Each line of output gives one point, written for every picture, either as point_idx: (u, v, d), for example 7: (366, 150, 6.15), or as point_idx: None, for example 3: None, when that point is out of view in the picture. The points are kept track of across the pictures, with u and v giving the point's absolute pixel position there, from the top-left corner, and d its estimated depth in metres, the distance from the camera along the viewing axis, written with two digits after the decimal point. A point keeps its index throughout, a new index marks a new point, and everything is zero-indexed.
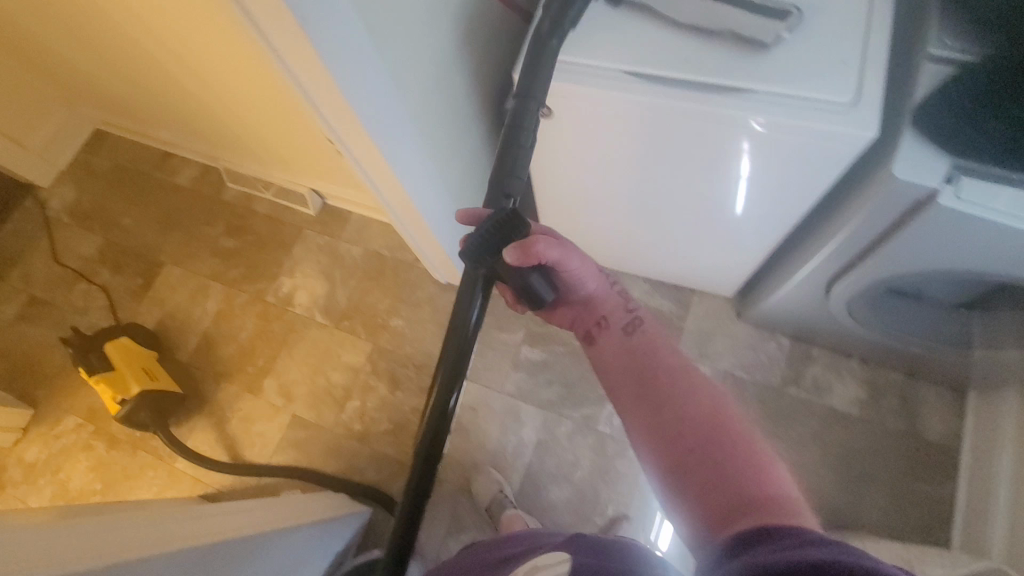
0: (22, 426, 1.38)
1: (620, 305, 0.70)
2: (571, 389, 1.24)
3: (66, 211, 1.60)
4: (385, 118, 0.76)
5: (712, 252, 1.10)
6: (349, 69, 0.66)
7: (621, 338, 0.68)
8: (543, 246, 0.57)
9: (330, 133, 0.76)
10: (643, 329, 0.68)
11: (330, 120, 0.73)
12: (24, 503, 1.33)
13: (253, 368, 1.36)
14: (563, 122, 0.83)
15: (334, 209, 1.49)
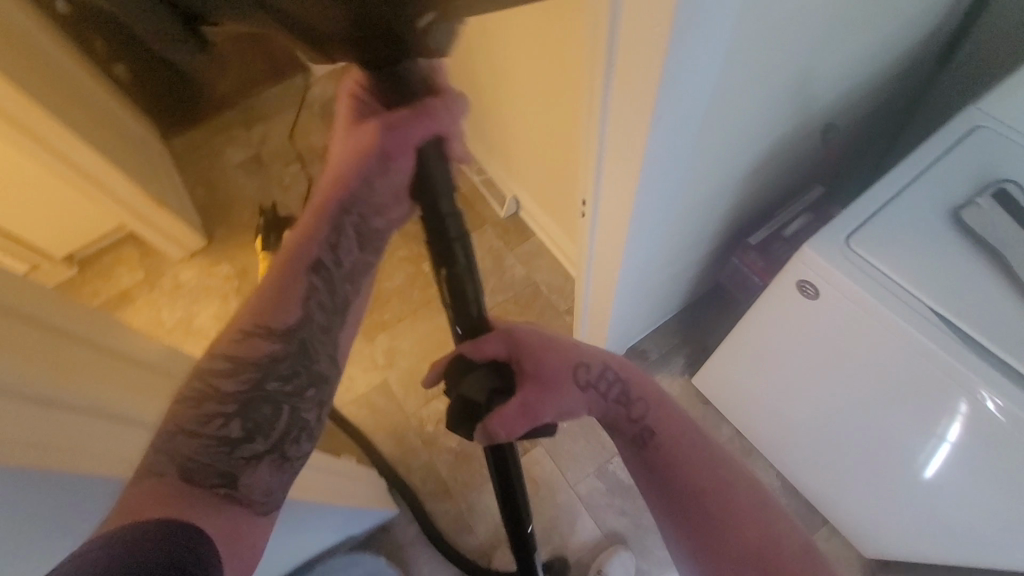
0: (192, 250, 1.57)
1: (617, 410, 0.63)
2: (639, 532, 1.13)
3: (319, 100, 1.78)
4: (651, 211, 0.73)
5: (876, 504, 0.94)
6: (658, 155, 0.62)
7: (638, 442, 0.63)
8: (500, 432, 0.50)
9: (593, 184, 0.74)
10: (653, 420, 0.63)
11: (607, 187, 0.72)
12: (159, 311, 1.51)
13: (378, 317, 1.42)
14: (820, 312, 0.76)
15: (523, 223, 1.50)
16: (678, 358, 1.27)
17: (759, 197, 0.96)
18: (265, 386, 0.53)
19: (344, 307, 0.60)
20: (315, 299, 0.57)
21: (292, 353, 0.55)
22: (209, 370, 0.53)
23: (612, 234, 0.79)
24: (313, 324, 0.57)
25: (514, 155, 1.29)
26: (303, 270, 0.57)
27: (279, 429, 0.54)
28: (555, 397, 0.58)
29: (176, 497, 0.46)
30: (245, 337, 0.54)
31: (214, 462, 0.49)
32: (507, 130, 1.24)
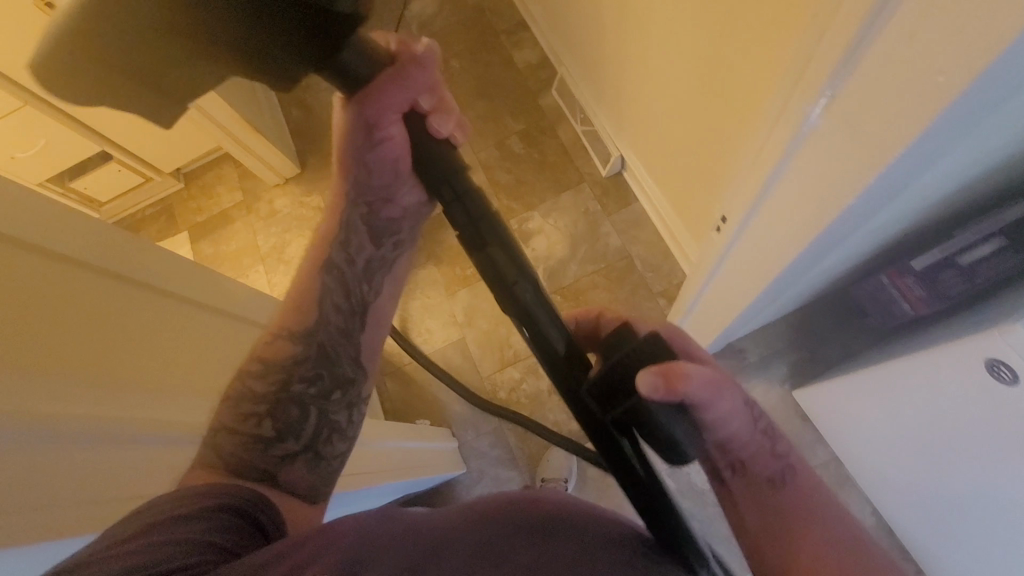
0: (285, 176, 1.57)
1: (762, 442, 0.49)
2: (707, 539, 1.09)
3: (416, 19, 1.64)
4: (816, 255, 0.59)
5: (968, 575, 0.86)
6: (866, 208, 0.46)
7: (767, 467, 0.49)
8: (690, 379, 0.40)
9: (757, 199, 0.59)
10: (776, 466, 0.49)
11: (766, 219, 0.59)
12: (254, 235, 1.55)
13: (460, 271, 1.37)
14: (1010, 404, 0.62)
15: (625, 186, 1.35)
16: (781, 364, 1.15)
17: (943, 215, 0.77)
18: (290, 387, 0.57)
19: (362, 309, 0.62)
20: (333, 302, 0.60)
21: (314, 357, 0.59)
22: (245, 373, 0.57)
23: (755, 261, 0.65)
24: (331, 327, 0.60)
25: (630, 113, 1.12)
26: (320, 267, 0.60)
27: (308, 431, 0.58)
28: (726, 391, 0.45)
29: (225, 478, 0.48)
30: (271, 340, 0.58)
31: (253, 458, 0.51)
32: (624, 85, 1.07)
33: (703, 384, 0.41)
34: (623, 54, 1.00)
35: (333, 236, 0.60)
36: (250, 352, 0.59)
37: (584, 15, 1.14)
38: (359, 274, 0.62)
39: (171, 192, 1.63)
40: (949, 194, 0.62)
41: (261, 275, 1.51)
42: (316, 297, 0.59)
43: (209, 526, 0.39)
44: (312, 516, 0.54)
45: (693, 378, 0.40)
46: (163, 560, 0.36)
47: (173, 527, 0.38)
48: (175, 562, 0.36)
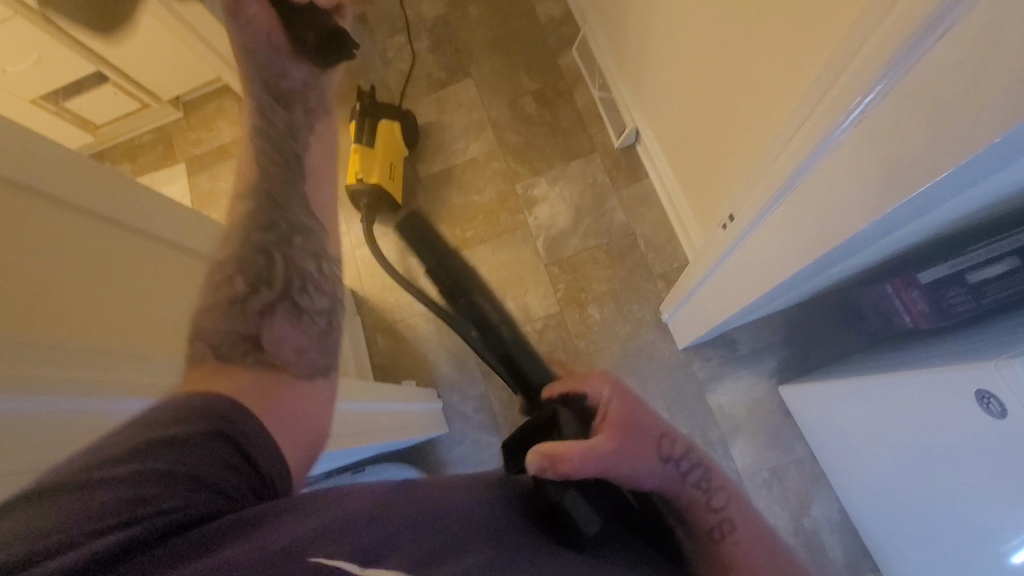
0: None
1: (695, 494, 0.49)
2: None
3: None
4: (829, 264, 0.58)
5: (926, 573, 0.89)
6: (881, 223, 0.44)
7: (709, 522, 0.49)
8: (575, 459, 0.38)
9: (772, 199, 0.57)
10: (713, 519, 0.49)
11: (780, 223, 0.57)
12: None
13: (460, 234, 1.35)
14: (1001, 433, 0.62)
15: (637, 161, 1.30)
16: (771, 359, 1.15)
17: (962, 234, 0.74)
18: (258, 254, 0.54)
19: (303, 166, 0.61)
20: (284, 177, 0.59)
21: (280, 228, 0.56)
22: (211, 267, 0.54)
23: (763, 262, 0.63)
24: (281, 184, 0.58)
25: (650, 85, 1.07)
26: (279, 163, 0.59)
27: (282, 279, 0.54)
28: (635, 453, 0.45)
29: (220, 366, 0.45)
30: (235, 217, 0.56)
31: (236, 331, 0.49)
32: (649, 54, 1.01)
33: (592, 458, 0.40)
34: (650, 21, 0.94)
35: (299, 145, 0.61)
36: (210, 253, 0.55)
37: None
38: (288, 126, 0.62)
39: (169, 120, 1.58)
40: (973, 214, 0.58)
41: None
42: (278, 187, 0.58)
43: (198, 459, 0.34)
44: (315, 386, 0.51)
45: (577, 453, 0.39)
46: (143, 502, 0.30)
47: (148, 464, 0.33)
48: (165, 505, 0.31)
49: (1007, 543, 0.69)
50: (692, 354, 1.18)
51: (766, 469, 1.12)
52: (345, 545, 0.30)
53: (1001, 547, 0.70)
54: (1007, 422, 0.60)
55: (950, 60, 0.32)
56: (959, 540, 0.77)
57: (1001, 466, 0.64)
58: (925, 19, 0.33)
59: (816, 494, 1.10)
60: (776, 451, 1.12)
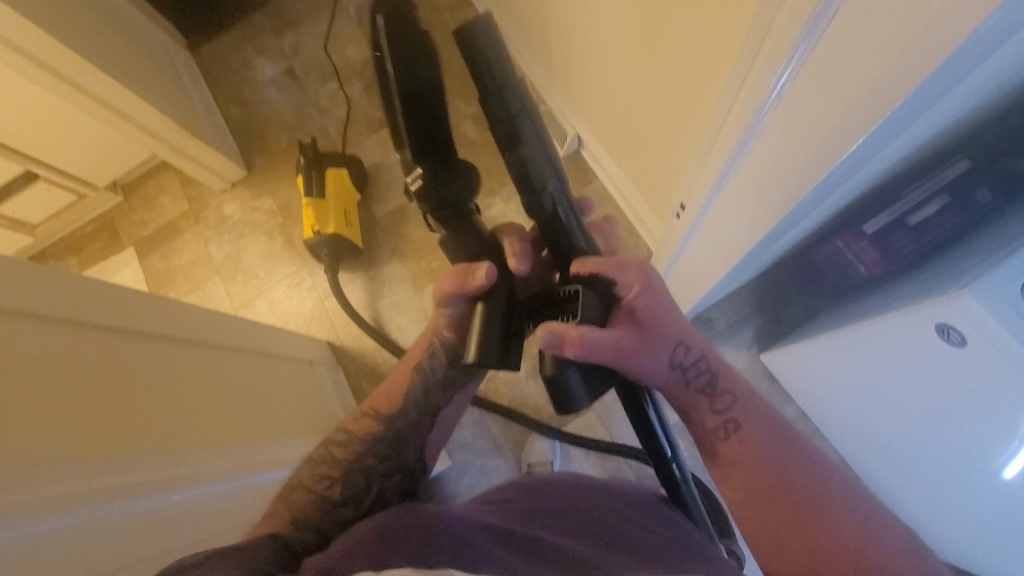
0: (232, 181, 1.50)
1: (700, 395, 0.60)
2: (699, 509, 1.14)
3: (354, 2, 1.57)
4: (780, 235, 0.61)
5: (929, 505, 0.93)
6: (817, 190, 0.47)
7: (714, 417, 0.60)
8: (583, 344, 0.48)
9: (716, 183, 0.60)
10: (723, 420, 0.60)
11: (727, 205, 0.60)
12: (206, 246, 1.49)
13: (427, 266, 1.37)
14: (963, 360, 0.66)
15: (584, 164, 1.34)
16: (748, 329, 1.19)
17: (894, 182, 0.79)
18: (364, 460, 0.64)
19: (435, 412, 0.69)
20: (414, 399, 0.67)
21: (388, 438, 0.66)
22: (331, 440, 0.67)
23: (720, 243, 0.66)
24: (409, 418, 0.67)
25: (580, 91, 1.11)
26: (407, 367, 0.68)
27: (367, 502, 0.62)
28: (646, 355, 0.54)
29: (284, 527, 0.55)
30: (362, 417, 0.68)
31: (311, 513, 0.59)
32: (574, 63, 1.05)
33: (605, 348, 0.49)
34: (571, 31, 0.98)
35: (424, 345, 0.66)
36: (343, 421, 0.69)
37: None
38: (440, 382, 0.67)
39: (110, 207, 1.54)
40: (898, 162, 0.62)
41: (217, 286, 1.45)
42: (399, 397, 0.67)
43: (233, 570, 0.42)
44: None
45: (588, 343, 0.48)
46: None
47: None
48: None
49: (996, 461, 0.71)
50: None
51: None
52: (404, 554, 0.41)
53: (991, 465, 0.72)
54: (967, 349, 0.64)
55: (852, 30, 0.35)
56: (950, 468, 0.81)
57: (966, 388, 0.68)
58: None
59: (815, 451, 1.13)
60: None
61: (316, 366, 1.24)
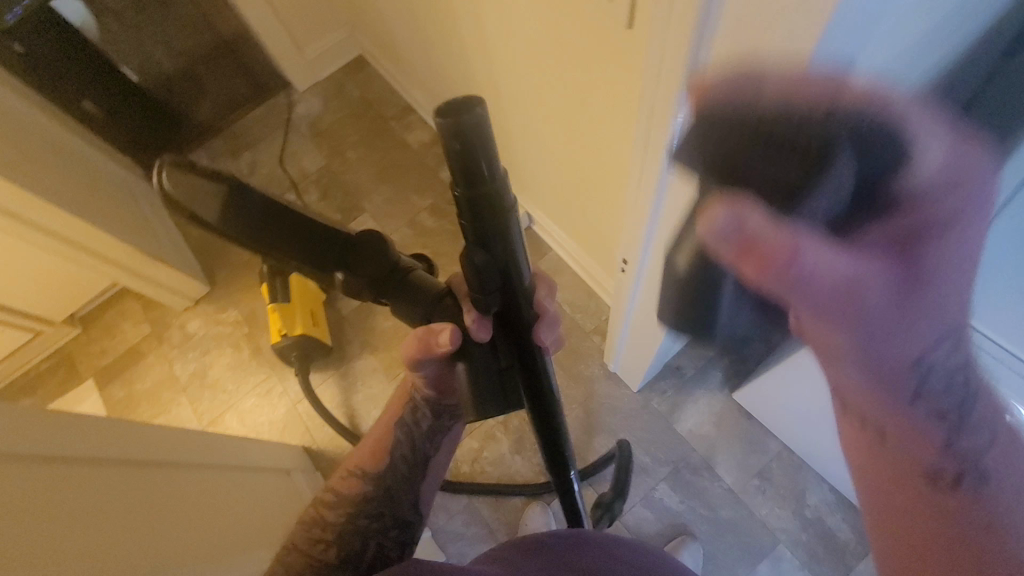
0: (195, 297, 1.51)
1: (950, 424, 0.40)
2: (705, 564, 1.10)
3: (306, 120, 1.70)
4: None
5: None
6: None
7: (954, 462, 0.40)
8: (781, 258, 0.29)
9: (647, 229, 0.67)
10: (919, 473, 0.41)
11: (662, 247, 0.67)
12: (170, 365, 1.46)
13: (398, 354, 1.38)
14: None
15: (537, 238, 1.42)
16: (716, 372, 1.22)
17: None
18: (356, 520, 0.64)
19: (424, 462, 0.69)
20: (401, 453, 0.67)
21: (378, 496, 0.65)
22: (320, 501, 0.66)
23: (665, 283, 0.72)
24: (398, 471, 0.67)
25: (521, 172, 1.22)
26: (394, 424, 0.67)
27: (367, 559, 0.62)
28: (900, 313, 0.34)
29: None
30: (347, 477, 0.67)
31: None
32: (512, 149, 1.16)
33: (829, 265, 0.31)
34: (506, 122, 1.09)
35: (404, 400, 0.67)
36: (330, 479, 0.68)
37: (462, 95, 1.24)
38: (425, 433, 0.67)
39: (68, 340, 1.51)
40: None
41: (183, 406, 1.41)
42: (387, 453, 0.66)
43: None
44: None
45: (798, 251, 0.29)
46: None
47: None
48: None
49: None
50: (647, 392, 1.23)
51: (754, 476, 1.15)
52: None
53: None
54: None
55: None
56: None
57: None
58: (694, 57, 0.45)
59: (805, 483, 1.13)
60: (754, 455, 1.16)
61: (292, 474, 1.20)
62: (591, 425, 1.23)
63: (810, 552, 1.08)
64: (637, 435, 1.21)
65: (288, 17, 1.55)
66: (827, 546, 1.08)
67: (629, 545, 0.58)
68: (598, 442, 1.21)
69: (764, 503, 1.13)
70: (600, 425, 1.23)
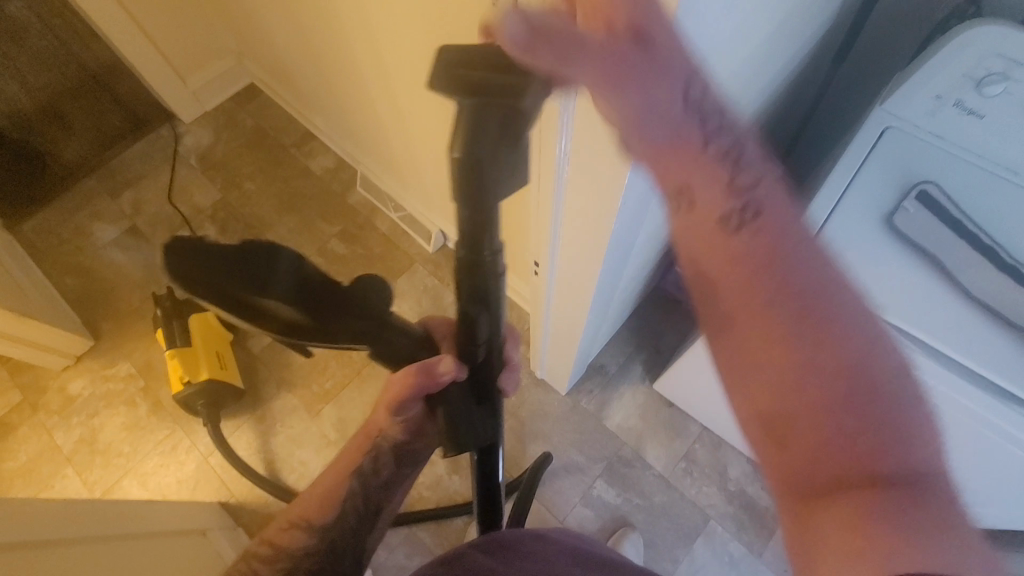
0: (76, 354, 1.35)
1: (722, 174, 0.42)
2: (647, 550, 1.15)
3: (195, 152, 1.60)
4: (615, 265, 0.75)
5: None
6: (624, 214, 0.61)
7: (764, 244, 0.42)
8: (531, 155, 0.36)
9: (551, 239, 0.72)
10: (907, 482, 0.36)
11: (567, 252, 0.72)
12: (49, 435, 1.29)
13: (319, 389, 1.31)
14: None
15: (454, 255, 1.43)
16: (636, 366, 1.28)
17: None
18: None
19: (377, 513, 0.64)
20: (354, 504, 0.62)
21: (323, 550, 0.60)
22: (260, 554, 0.61)
23: (576, 285, 0.77)
24: (347, 525, 0.62)
25: (430, 190, 1.23)
26: (348, 469, 0.62)
27: None
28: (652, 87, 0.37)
29: None
30: (293, 528, 0.61)
31: None
32: (421, 167, 1.17)
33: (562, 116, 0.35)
34: (414, 142, 1.10)
35: (364, 448, 0.61)
36: (272, 526, 0.63)
37: (364, 118, 1.24)
38: (383, 482, 0.63)
39: None
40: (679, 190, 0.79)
41: (70, 479, 1.24)
42: (340, 502, 0.61)
43: None
44: None
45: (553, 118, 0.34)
46: None
47: None
48: None
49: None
50: (575, 393, 1.27)
51: (681, 459, 1.21)
52: None
53: None
54: None
55: None
56: None
57: None
58: None
59: (725, 458, 1.21)
60: (677, 439, 1.22)
61: (209, 533, 1.10)
62: (527, 432, 1.24)
63: (737, 524, 1.16)
64: (571, 436, 1.24)
65: (168, 46, 1.46)
66: (750, 515, 1.17)
67: (539, 547, 0.60)
68: (533, 449, 1.23)
69: (692, 484, 1.19)
70: (535, 431, 1.24)
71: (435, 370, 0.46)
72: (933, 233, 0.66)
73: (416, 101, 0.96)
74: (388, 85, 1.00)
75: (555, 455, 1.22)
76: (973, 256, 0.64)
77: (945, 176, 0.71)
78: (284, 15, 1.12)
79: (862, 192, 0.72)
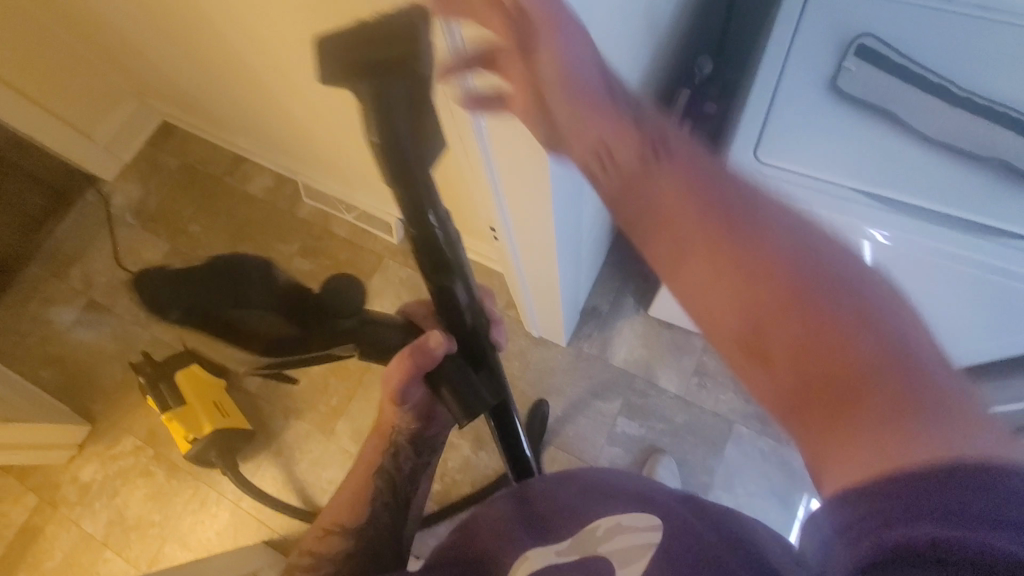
0: (77, 442, 1.32)
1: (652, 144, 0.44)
2: (683, 469, 1.17)
3: (130, 210, 1.53)
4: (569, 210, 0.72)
5: None
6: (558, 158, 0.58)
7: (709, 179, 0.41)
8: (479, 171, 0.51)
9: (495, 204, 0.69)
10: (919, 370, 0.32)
11: (516, 212, 0.69)
12: (77, 526, 1.28)
13: (326, 408, 1.29)
14: None
15: None
16: (628, 298, 1.27)
17: None
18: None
19: (406, 506, 0.64)
20: (382, 499, 0.62)
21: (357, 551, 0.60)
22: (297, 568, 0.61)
23: (535, 241, 0.75)
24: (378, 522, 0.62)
25: (375, 182, 1.18)
26: (371, 467, 0.62)
27: None
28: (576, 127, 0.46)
29: None
30: (323, 535, 0.61)
31: None
32: (359, 162, 1.12)
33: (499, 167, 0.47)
34: (342, 139, 1.05)
35: (383, 448, 0.62)
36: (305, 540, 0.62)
37: (286, 128, 1.17)
38: (405, 475, 0.64)
39: None
40: None
41: (113, 561, 1.24)
42: (368, 505, 0.61)
43: None
44: None
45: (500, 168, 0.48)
46: None
47: None
48: None
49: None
50: (576, 340, 1.26)
51: (692, 375, 1.22)
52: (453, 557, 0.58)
53: None
54: None
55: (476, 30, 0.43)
56: None
57: None
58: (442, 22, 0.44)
59: None
60: (684, 357, 1.23)
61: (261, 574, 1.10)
62: (540, 391, 1.24)
63: (760, 421, 1.18)
64: (582, 382, 1.24)
65: (63, 109, 1.36)
66: None
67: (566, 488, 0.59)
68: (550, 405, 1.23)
69: (709, 395, 1.21)
70: (547, 387, 1.24)
71: (431, 345, 0.46)
72: (881, 88, 0.64)
73: (329, 95, 0.90)
74: (296, 86, 0.94)
75: (571, 406, 1.23)
76: (926, 102, 0.62)
77: (884, 23, 0.68)
78: (168, 43, 1.04)
79: (800, 68, 0.69)
